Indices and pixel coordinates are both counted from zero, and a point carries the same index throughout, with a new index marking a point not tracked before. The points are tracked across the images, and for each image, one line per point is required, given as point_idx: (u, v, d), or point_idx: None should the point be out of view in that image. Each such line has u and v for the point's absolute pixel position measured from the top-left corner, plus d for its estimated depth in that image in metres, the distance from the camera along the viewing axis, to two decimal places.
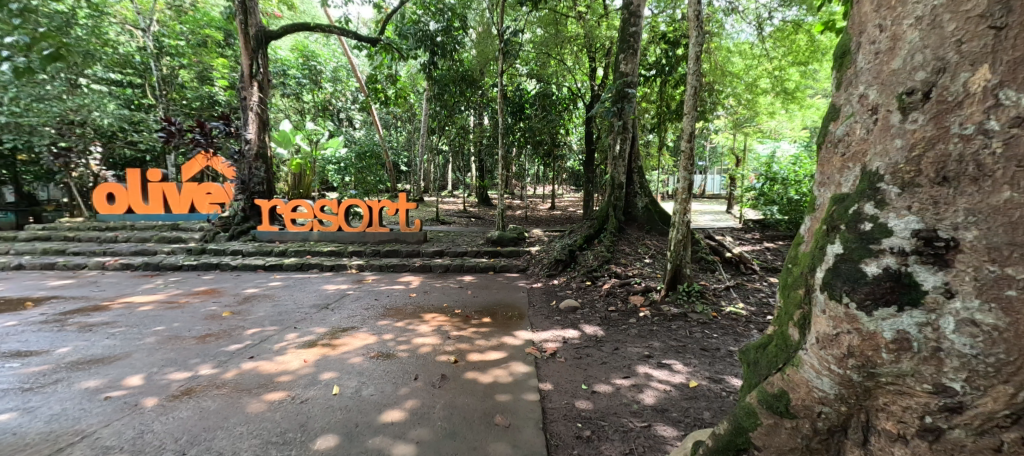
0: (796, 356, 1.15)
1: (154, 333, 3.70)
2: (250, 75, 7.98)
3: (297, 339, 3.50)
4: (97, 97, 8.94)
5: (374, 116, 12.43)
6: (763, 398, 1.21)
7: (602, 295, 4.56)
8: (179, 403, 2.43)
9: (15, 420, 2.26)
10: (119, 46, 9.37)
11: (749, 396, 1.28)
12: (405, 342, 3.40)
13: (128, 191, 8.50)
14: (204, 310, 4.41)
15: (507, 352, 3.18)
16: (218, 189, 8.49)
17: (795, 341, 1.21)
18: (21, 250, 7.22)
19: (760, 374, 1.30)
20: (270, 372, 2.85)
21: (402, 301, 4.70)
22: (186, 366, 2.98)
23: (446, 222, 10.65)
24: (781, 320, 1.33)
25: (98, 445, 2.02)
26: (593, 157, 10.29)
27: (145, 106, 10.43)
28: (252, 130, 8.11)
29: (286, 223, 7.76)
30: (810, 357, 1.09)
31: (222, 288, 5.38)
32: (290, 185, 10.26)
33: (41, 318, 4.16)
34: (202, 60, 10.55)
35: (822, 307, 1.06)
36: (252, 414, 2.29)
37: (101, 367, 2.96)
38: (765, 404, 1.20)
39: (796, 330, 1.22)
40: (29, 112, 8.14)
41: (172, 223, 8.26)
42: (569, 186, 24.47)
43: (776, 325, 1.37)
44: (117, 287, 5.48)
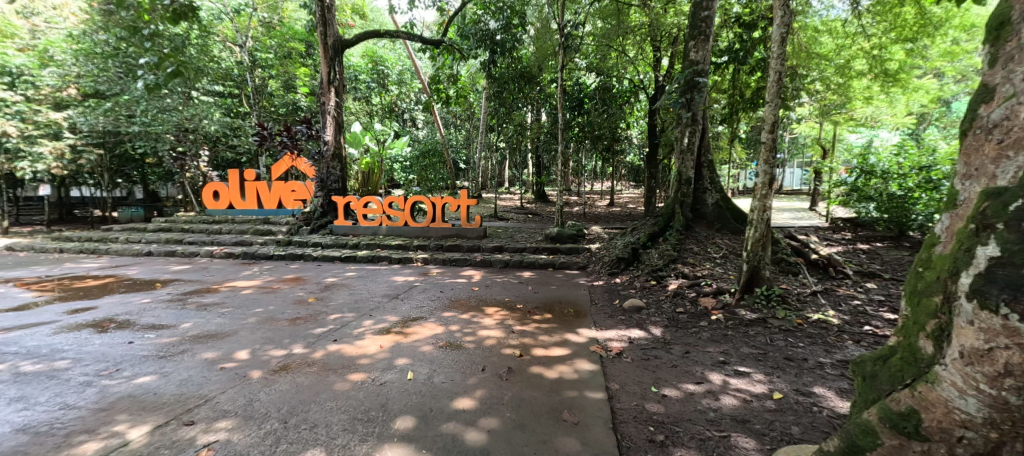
0: (932, 372, 1.04)
1: (254, 314, 4.19)
2: (329, 82, 8.69)
3: (372, 326, 3.77)
4: (206, 106, 10.29)
5: (436, 117, 12.48)
6: (886, 415, 1.10)
7: (669, 296, 4.35)
8: (279, 377, 2.73)
9: (155, 382, 2.69)
10: (222, 61, 10.67)
11: (867, 413, 1.17)
12: (471, 334, 3.51)
13: (229, 189, 9.66)
14: (292, 295, 4.90)
15: (571, 349, 3.16)
16: (302, 187, 9.42)
17: (928, 354, 1.09)
18: (151, 241, 8.51)
19: (880, 389, 1.18)
20: (351, 355, 3.10)
21: (465, 294, 4.86)
22: (281, 345, 3.33)
23: (504, 218, 10.85)
24: (910, 331, 1.21)
25: (218, 409, 2.33)
26: (656, 151, 9.80)
27: (241, 114, 11.71)
28: (329, 133, 8.81)
29: (359, 218, 8.36)
30: (951, 374, 0.98)
31: (306, 276, 5.94)
32: (361, 183, 11.02)
33: (168, 298, 4.89)
34: (288, 70, 11.71)
35: (969, 318, 0.96)
36: (339, 391, 2.51)
37: (215, 342, 3.41)
38: (886, 419, 1.09)
39: (931, 342, 1.10)
40: (155, 122, 9.78)
41: (264, 217, 9.26)
42: (628, 182, 23.78)
43: (902, 337, 1.25)
44: (223, 273, 6.28)
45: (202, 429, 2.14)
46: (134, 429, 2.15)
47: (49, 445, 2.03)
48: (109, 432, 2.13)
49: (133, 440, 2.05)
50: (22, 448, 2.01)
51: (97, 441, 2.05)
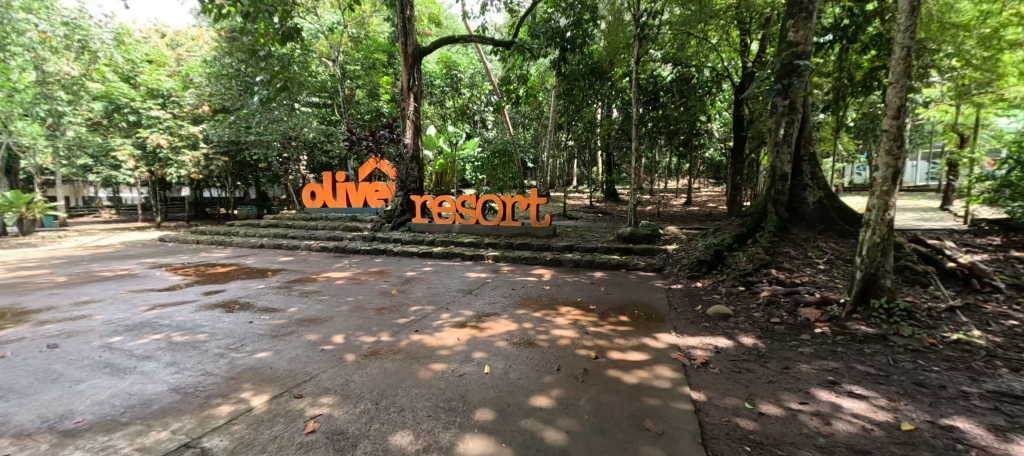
0: None
1: (346, 302, 4.61)
2: (409, 88, 9.23)
3: (450, 319, 3.93)
4: (306, 116, 11.47)
5: (505, 117, 12.63)
6: None
7: (761, 304, 3.94)
8: (370, 361, 2.97)
9: (270, 357, 3.07)
10: (319, 75, 11.90)
11: None
12: (544, 333, 3.50)
13: (324, 189, 10.72)
14: (378, 287, 5.30)
15: (650, 354, 3.00)
16: (384, 187, 10.16)
17: None
18: (264, 235, 9.76)
19: None
20: (431, 345, 3.26)
21: (536, 292, 4.87)
22: (371, 332, 3.61)
23: (573, 217, 10.69)
24: None
25: (321, 386, 2.59)
26: (743, 144, 8.93)
27: (334, 122, 12.95)
28: (409, 136, 9.36)
29: (434, 216, 8.80)
30: None
31: (388, 270, 6.38)
32: (435, 183, 11.57)
33: (277, 284, 5.58)
34: (373, 80, 12.68)
35: None
36: (422, 379, 2.66)
37: (315, 326, 3.81)
38: None
39: None
40: (266, 131, 11.17)
41: (352, 215, 10.14)
42: (708, 179, 22.09)
43: None
44: (320, 264, 7.00)
45: (308, 402, 2.40)
46: (256, 397, 2.48)
47: (195, 404, 2.41)
48: (238, 398, 2.47)
49: (257, 406, 2.36)
50: (176, 404, 2.41)
51: (230, 404, 2.39)
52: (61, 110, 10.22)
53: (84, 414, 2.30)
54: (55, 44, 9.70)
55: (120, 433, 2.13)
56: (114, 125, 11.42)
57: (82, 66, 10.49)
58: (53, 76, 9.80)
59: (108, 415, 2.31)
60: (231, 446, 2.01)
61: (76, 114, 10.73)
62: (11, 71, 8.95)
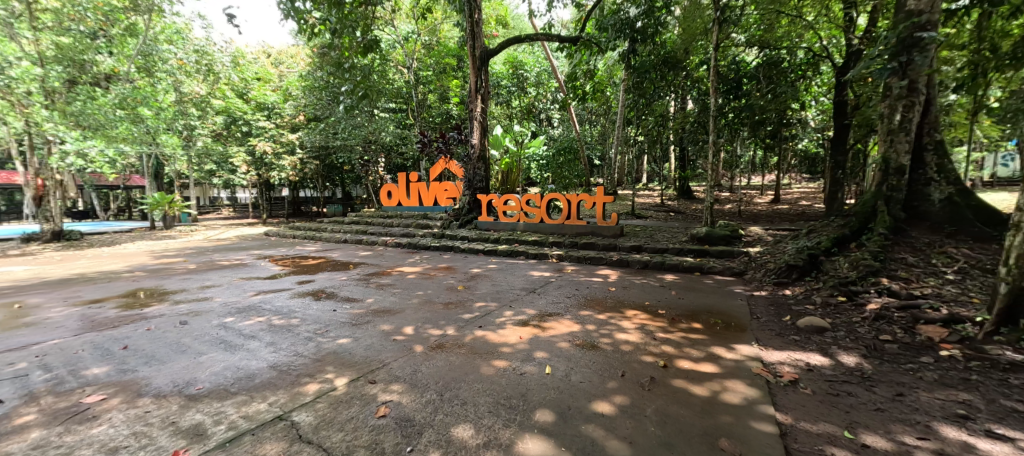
0: None
1: (416, 296, 4.83)
2: (476, 90, 9.44)
3: (512, 317, 3.94)
4: (383, 121, 12.28)
5: (571, 113, 12.25)
6: None
7: (867, 319, 3.42)
8: (436, 354, 3.07)
9: (350, 344, 3.31)
10: (396, 82, 12.67)
11: None
12: (609, 336, 3.37)
13: (398, 189, 11.41)
14: (445, 282, 5.49)
15: (727, 367, 2.75)
16: (453, 186, 10.55)
17: None
18: (347, 231, 10.63)
19: None
20: (494, 342, 3.29)
21: (601, 293, 4.71)
22: (438, 325, 3.74)
23: (642, 216, 10.22)
24: None
25: (392, 373, 2.73)
26: (845, 134, 7.83)
27: (408, 125, 13.73)
28: (476, 137, 9.57)
29: (499, 214, 8.94)
30: None
31: (455, 266, 6.59)
32: (501, 181, 11.72)
33: (357, 276, 6.03)
34: (443, 84, 13.19)
35: None
36: (484, 374, 2.69)
37: (389, 316, 4.04)
38: None
39: None
40: (349, 136, 12.15)
41: (423, 214, 10.69)
42: (801, 174, 19.81)
43: None
44: (393, 259, 7.45)
45: (380, 388, 2.53)
46: (337, 378, 2.68)
47: (287, 380, 2.67)
48: (322, 378, 2.69)
49: (338, 388, 2.55)
50: (273, 380, 2.69)
51: (315, 384, 2.61)
52: (193, 124, 11.96)
53: (204, 382, 2.66)
54: (189, 69, 11.37)
55: (229, 401, 2.42)
56: (233, 135, 13.61)
57: (209, 85, 12.26)
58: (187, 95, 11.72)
59: (222, 384, 2.64)
60: (315, 421, 2.19)
61: (204, 126, 12.71)
62: (160, 94, 10.54)
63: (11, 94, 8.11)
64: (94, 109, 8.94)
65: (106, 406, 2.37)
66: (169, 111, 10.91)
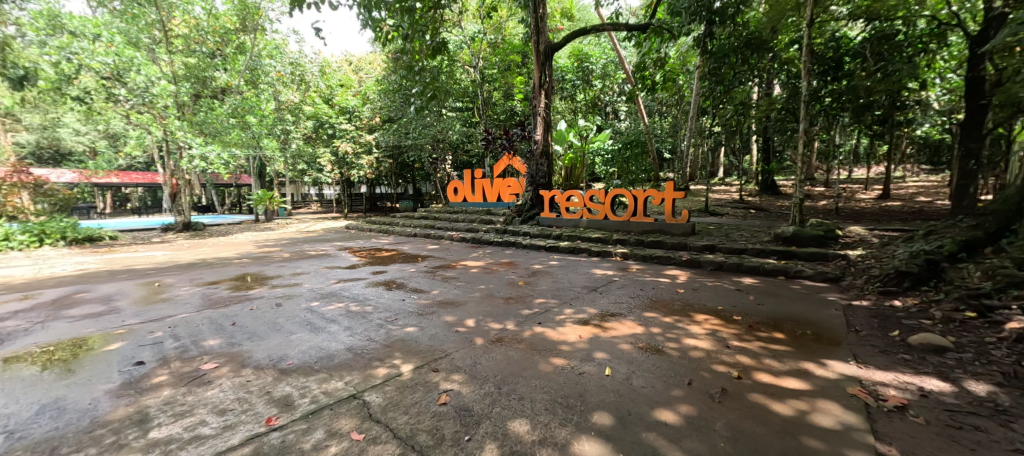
0: None
1: (479, 289, 4.92)
2: (540, 86, 9.35)
3: (573, 315, 3.86)
4: (450, 119, 12.69)
5: (639, 105, 11.76)
6: None
7: (1004, 341, 2.83)
8: (496, 347, 3.09)
9: (415, 332, 3.46)
10: (462, 82, 13.01)
11: None
12: (676, 340, 3.15)
13: (464, 185, 11.75)
14: (507, 277, 5.53)
15: (815, 384, 2.43)
16: (516, 182, 10.62)
17: None
18: (417, 226, 11.17)
19: None
20: (553, 339, 3.24)
21: (669, 295, 4.44)
22: (498, 319, 3.77)
23: (717, 214, 9.49)
24: None
25: (452, 363, 2.80)
26: (980, 117, 6.55)
27: (474, 123, 14.06)
28: (539, 132, 9.51)
29: (562, 211, 8.83)
30: None
31: (517, 262, 6.61)
32: (564, 177, 11.54)
33: (424, 269, 6.31)
34: (507, 81, 13.28)
35: None
36: (543, 371, 2.65)
37: (452, 308, 4.17)
38: None
39: None
40: (419, 135, 12.75)
41: (487, 209, 10.90)
42: (917, 166, 17.05)
43: None
44: (458, 253, 7.68)
45: (442, 376, 2.60)
46: (403, 364, 2.80)
47: (360, 363, 2.84)
48: (390, 363, 2.83)
49: (404, 373, 2.67)
50: (348, 361, 2.88)
51: (384, 368, 2.75)
52: (289, 128, 13.27)
53: (293, 358, 2.93)
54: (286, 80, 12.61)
55: (312, 377, 2.63)
56: (320, 136, 14.95)
57: (302, 94, 13.60)
58: (285, 104, 13.07)
59: (306, 361, 2.88)
60: (383, 403, 2.30)
61: (298, 130, 14.10)
62: (263, 103, 11.94)
63: (153, 108, 9.96)
64: (213, 119, 10.49)
65: (219, 373, 2.69)
66: (270, 118, 12.18)
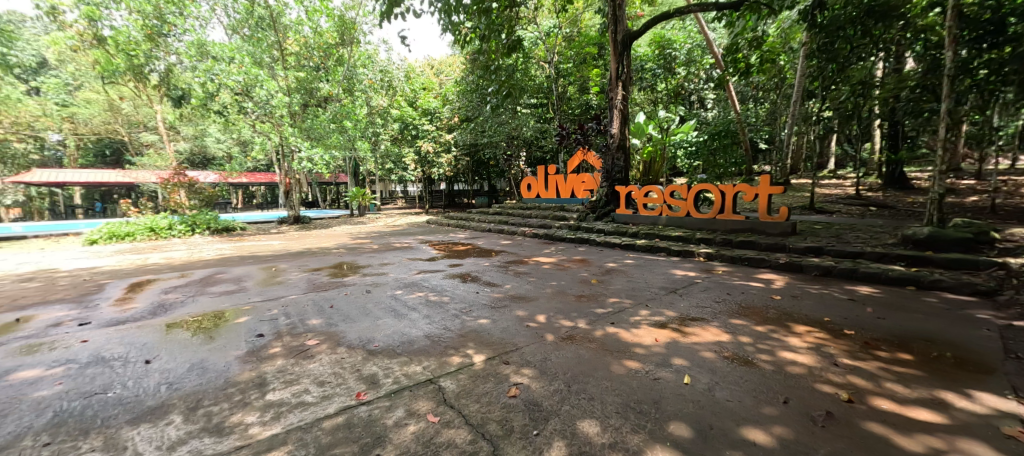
0: None
1: (550, 286, 4.89)
2: (617, 77, 9.00)
3: (650, 317, 3.65)
4: (525, 116, 12.81)
5: (731, 91, 10.77)
6: None
7: None
8: (567, 345, 3.04)
9: (488, 325, 3.54)
10: (537, 78, 13.04)
11: None
12: (769, 352, 2.83)
13: (537, 181, 11.79)
14: (580, 275, 5.42)
15: (954, 418, 2.01)
16: (590, 178, 10.38)
17: None
18: (492, 222, 11.47)
19: None
20: (628, 341, 3.10)
21: (761, 301, 4.00)
22: (570, 317, 3.71)
23: (824, 212, 8.35)
24: None
25: (523, 358, 2.81)
26: None
27: (549, 118, 14.03)
28: (615, 126, 9.16)
29: (639, 207, 8.43)
30: None
31: (590, 259, 6.46)
32: (642, 172, 11.00)
33: (497, 263, 6.44)
34: (583, 74, 13.00)
35: None
36: (616, 373, 2.55)
37: (524, 303, 4.19)
38: None
39: None
40: (494, 133, 13.06)
41: (560, 206, 10.81)
42: None
43: None
44: (531, 249, 7.73)
45: (513, 369, 2.63)
46: (476, 355, 2.88)
47: (436, 350, 2.98)
48: (464, 352, 2.93)
49: (476, 363, 2.74)
50: (426, 347, 3.03)
51: (458, 356, 2.86)
52: (378, 130, 14.44)
53: (379, 341, 3.17)
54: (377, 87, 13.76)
55: (394, 360, 2.81)
56: (405, 136, 16.02)
57: (390, 99, 14.72)
58: (376, 108, 14.23)
59: (390, 344, 3.10)
60: (457, 390, 2.38)
61: (386, 132, 15.27)
62: (357, 109, 13.17)
63: (272, 118, 11.72)
64: (316, 124, 11.84)
65: (319, 349, 3.00)
66: (362, 122, 13.45)
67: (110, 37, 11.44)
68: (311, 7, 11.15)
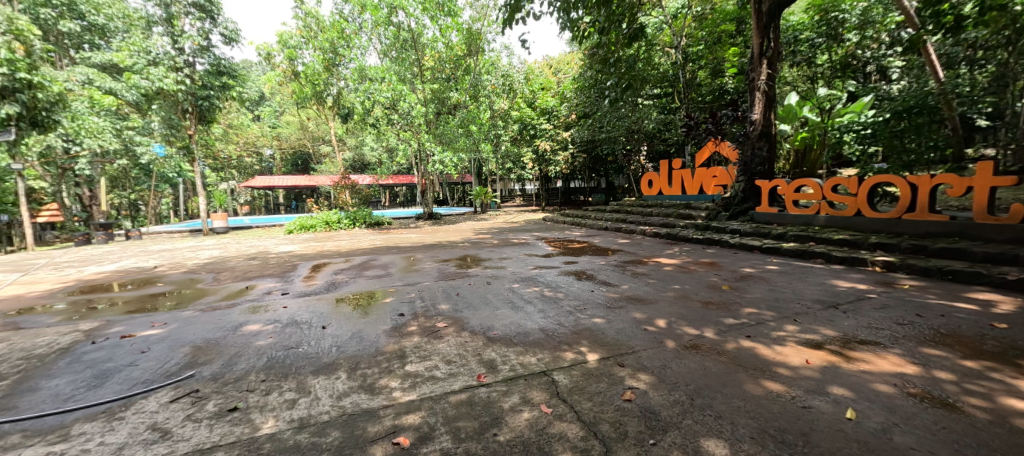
0: None
1: (674, 289, 4.59)
2: (760, 54, 7.91)
3: (796, 333, 3.17)
4: (647, 108, 12.17)
5: (930, 56, 8.40)
6: None
7: None
8: (690, 354, 2.85)
9: (603, 324, 3.51)
10: (661, 66, 12.27)
11: None
12: (976, 395, 2.20)
13: (660, 177, 11.12)
14: (708, 279, 4.96)
15: None
16: (724, 172, 9.37)
17: None
18: (609, 219, 11.21)
19: None
20: (766, 358, 2.75)
21: (968, 328, 3.12)
22: (695, 324, 3.45)
23: None
24: None
25: (641, 362, 2.73)
26: None
27: (674, 109, 13.08)
28: (757, 111, 8.08)
29: (787, 205, 7.33)
30: None
31: (721, 263, 5.85)
32: (792, 163, 9.74)
33: (615, 263, 6.29)
34: (717, 56, 11.72)
35: None
36: (748, 393, 2.30)
37: (643, 306, 4.02)
38: None
39: None
40: (613, 128, 12.73)
41: (686, 203, 10.00)
42: None
43: None
44: (651, 249, 7.33)
45: (628, 373, 2.57)
46: (590, 353, 2.90)
47: (552, 344, 3.08)
48: (578, 350, 2.96)
49: (591, 361, 2.76)
50: (543, 340, 3.16)
51: (572, 353, 2.91)
52: (500, 132, 15.29)
53: (498, 329, 3.41)
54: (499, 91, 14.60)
55: (514, 348, 3.00)
56: (524, 136, 16.67)
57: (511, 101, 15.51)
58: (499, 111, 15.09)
59: (508, 334, 3.31)
60: (570, 385, 2.44)
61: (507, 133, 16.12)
62: (482, 113, 14.14)
63: (413, 127, 13.41)
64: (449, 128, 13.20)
65: (448, 331, 3.37)
66: (487, 125, 14.41)
67: (303, 72, 14.49)
68: (445, 24, 12.35)
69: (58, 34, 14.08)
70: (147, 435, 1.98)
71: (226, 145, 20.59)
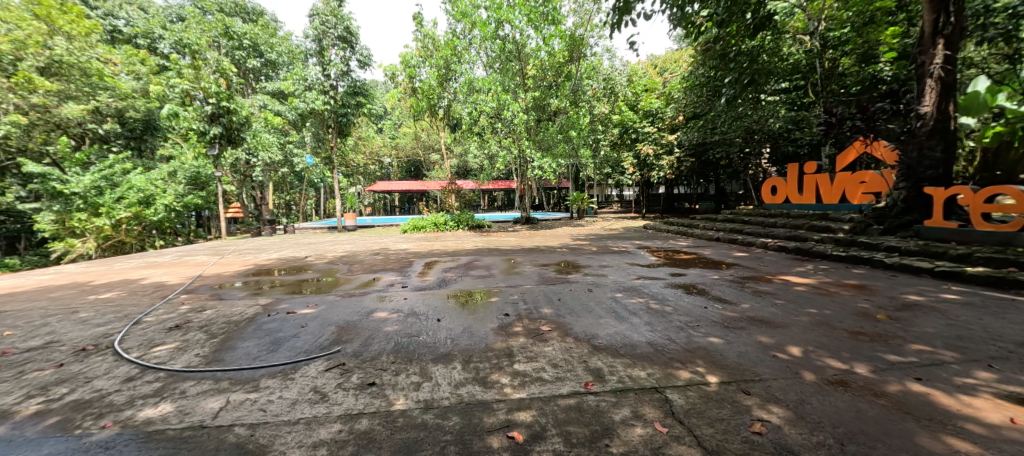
0: None
1: (809, 313, 3.96)
2: (934, 32, 6.42)
3: (993, 383, 2.49)
4: (772, 106, 10.78)
5: None
6: None
7: None
8: (836, 390, 2.43)
9: (720, 345, 3.19)
10: (790, 56, 10.85)
11: None
12: None
13: (787, 184, 9.76)
14: (856, 305, 4.18)
15: None
16: (876, 177, 7.83)
17: None
18: (722, 229, 10.18)
19: None
20: (948, 409, 2.21)
21: None
22: (840, 357, 2.93)
23: None
24: None
25: (771, 393, 2.41)
26: None
27: (806, 104, 11.40)
28: (928, 101, 6.57)
29: (973, 218, 5.81)
30: None
31: (874, 286, 4.88)
32: (978, 164, 7.52)
33: (731, 278, 5.68)
34: (868, 39, 9.72)
35: None
36: (924, 448, 1.87)
37: (770, 329, 3.55)
38: None
39: None
40: (730, 128, 11.55)
41: (822, 213, 8.61)
42: None
43: None
44: (777, 264, 6.45)
45: (756, 402, 2.29)
46: (708, 375, 2.65)
47: (662, 360, 2.90)
48: (693, 369, 2.74)
49: (710, 384, 2.53)
50: (651, 355, 2.99)
51: (687, 372, 2.69)
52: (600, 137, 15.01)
53: (603, 338, 3.33)
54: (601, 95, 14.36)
55: (620, 360, 2.90)
56: (626, 140, 16.13)
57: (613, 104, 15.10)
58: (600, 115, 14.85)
59: (614, 344, 3.21)
60: (687, 406, 2.27)
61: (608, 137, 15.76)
62: (582, 119, 14.06)
63: (514, 134, 13.91)
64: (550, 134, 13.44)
65: (552, 335, 3.40)
66: (586, 130, 14.29)
67: (421, 88, 16.05)
68: (549, 33, 12.50)
69: (246, 70, 17.86)
70: (311, 395, 2.38)
71: (357, 155, 23.80)
